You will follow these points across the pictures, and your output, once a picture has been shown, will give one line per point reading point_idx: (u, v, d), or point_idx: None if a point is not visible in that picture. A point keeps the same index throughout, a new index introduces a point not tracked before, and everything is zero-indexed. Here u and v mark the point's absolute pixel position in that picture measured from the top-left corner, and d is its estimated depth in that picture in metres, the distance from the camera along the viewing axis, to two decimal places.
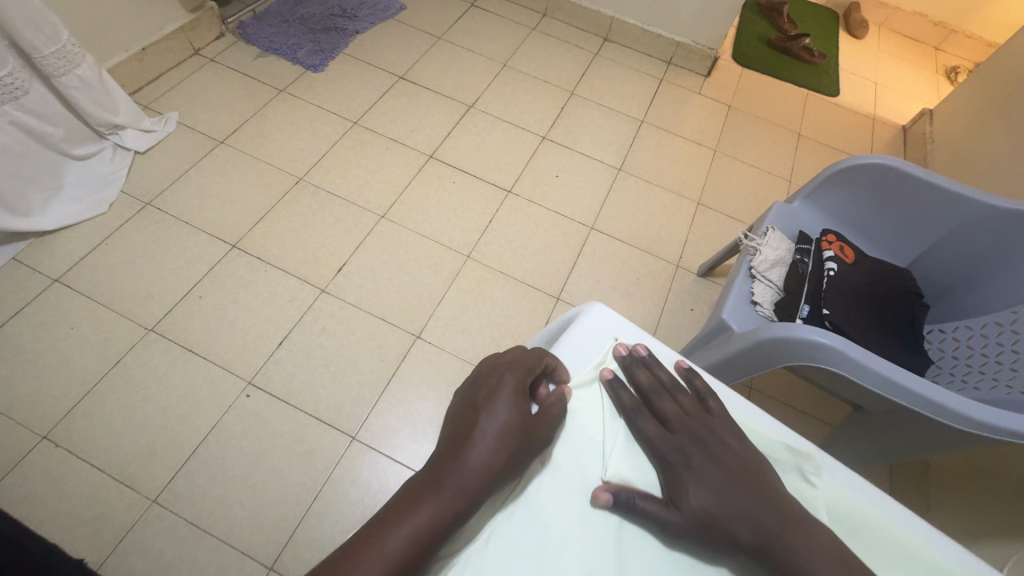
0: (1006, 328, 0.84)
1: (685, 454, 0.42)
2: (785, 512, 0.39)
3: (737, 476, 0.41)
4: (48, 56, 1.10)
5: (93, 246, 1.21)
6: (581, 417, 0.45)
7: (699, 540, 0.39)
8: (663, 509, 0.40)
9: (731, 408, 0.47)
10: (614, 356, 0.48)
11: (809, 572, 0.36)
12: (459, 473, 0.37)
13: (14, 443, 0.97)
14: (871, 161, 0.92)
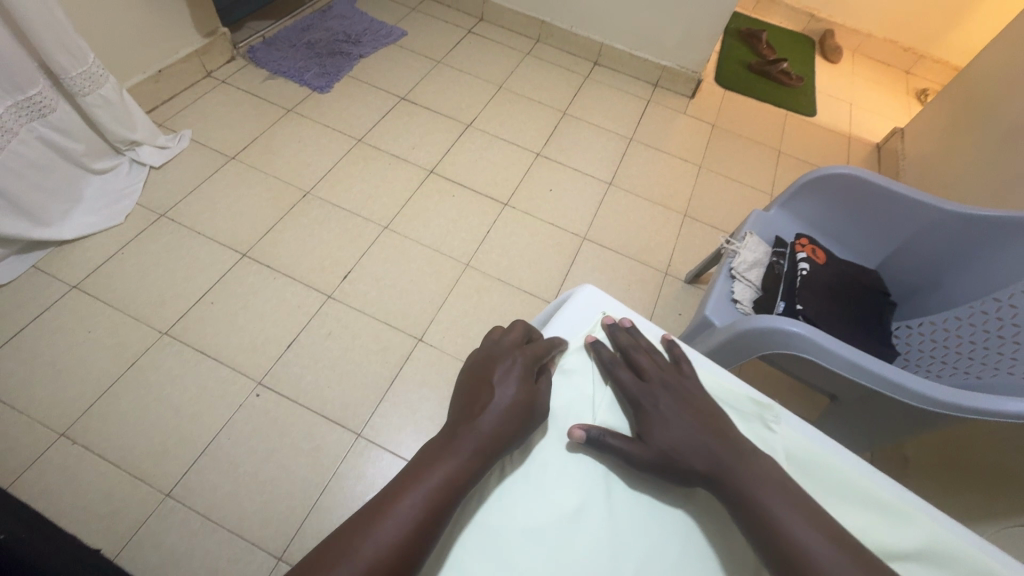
0: (965, 320, 0.92)
1: (654, 397, 0.49)
2: (740, 450, 0.45)
3: (699, 417, 0.48)
4: (75, 77, 1.18)
5: (110, 255, 1.26)
6: (574, 377, 0.54)
7: (660, 469, 0.46)
8: (634, 442, 0.47)
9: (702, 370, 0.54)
10: (602, 325, 0.57)
11: (755, 496, 0.42)
12: (466, 437, 0.44)
13: (32, 440, 1.01)
14: (836, 171, 1.01)
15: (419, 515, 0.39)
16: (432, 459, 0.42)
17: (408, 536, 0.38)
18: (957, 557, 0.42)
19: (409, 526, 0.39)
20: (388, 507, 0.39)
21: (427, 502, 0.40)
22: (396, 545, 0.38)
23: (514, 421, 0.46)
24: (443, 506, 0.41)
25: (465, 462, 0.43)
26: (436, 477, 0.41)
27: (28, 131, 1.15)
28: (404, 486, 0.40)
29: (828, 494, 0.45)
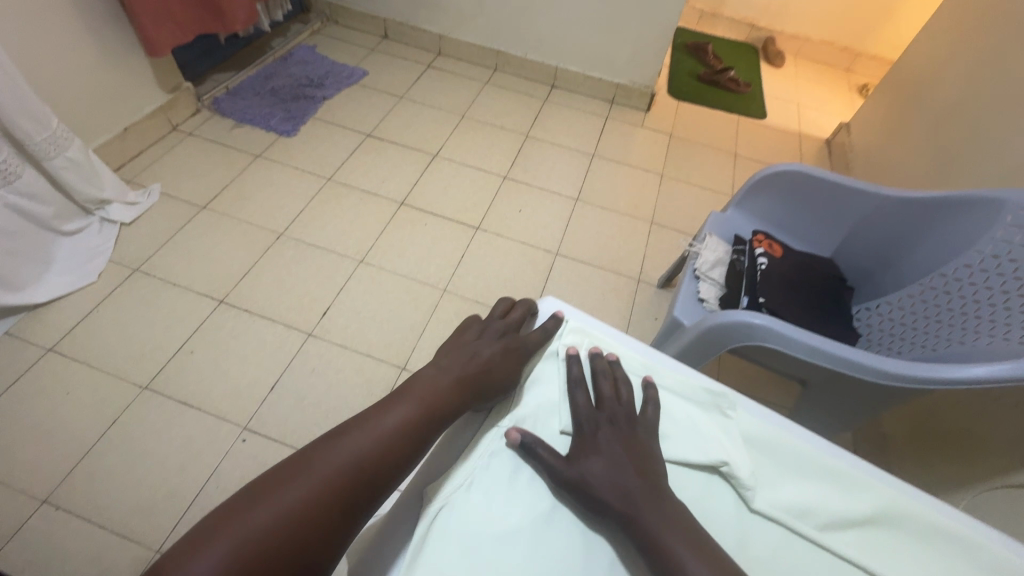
0: (917, 297, 0.97)
1: (596, 426, 0.48)
2: (665, 502, 0.43)
3: (633, 453, 0.46)
4: (40, 142, 1.20)
5: (85, 314, 1.26)
6: (537, 386, 0.52)
7: (577, 497, 0.44)
8: (559, 459, 0.45)
9: (664, 390, 0.50)
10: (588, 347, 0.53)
11: (659, 543, 0.40)
12: (435, 381, 0.50)
13: (14, 509, 0.99)
14: (784, 169, 1.07)
15: (383, 438, 0.45)
16: (402, 397, 0.48)
17: (371, 454, 0.44)
18: (905, 514, 0.43)
19: (374, 444, 0.44)
20: (354, 428, 0.45)
21: (392, 428, 0.45)
22: (359, 455, 0.43)
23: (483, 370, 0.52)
24: (408, 432, 0.46)
25: (433, 400, 0.48)
26: (404, 409, 0.47)
27: None
28: (376, 413, 0.47)
29: (788, 477, 0.45)
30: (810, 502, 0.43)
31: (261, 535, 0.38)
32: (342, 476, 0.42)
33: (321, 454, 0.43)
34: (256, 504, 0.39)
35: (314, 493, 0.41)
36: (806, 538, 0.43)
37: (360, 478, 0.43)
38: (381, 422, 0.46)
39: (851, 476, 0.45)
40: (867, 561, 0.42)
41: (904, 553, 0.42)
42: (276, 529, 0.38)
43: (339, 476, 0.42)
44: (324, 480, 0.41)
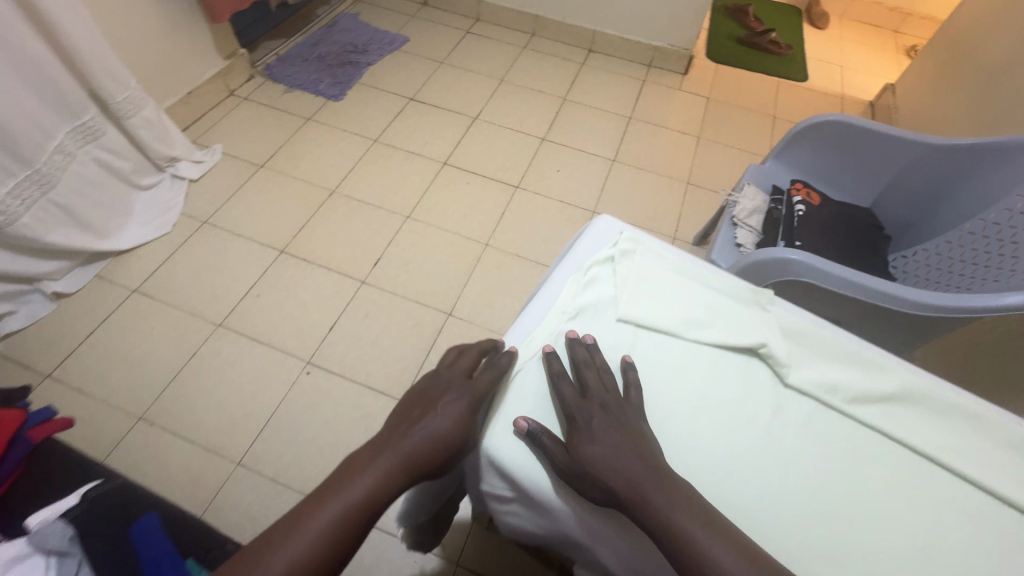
0: (955, 243, 0.99)
1: (589, 415, 0.46)
2: (669, 481, 0.42)
3: (629, 439, 0.45)
4: (121, 102, 1.30)
5: (163, 260, 1.39)
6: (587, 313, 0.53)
7: (581, 484, 0.43)
8: (558, 448, 0.44)
9: (712, 302, 0.54)
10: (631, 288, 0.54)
11: (673, 527, 0.40)
12: (392, 450, 0.46)
13: (116, 424, 1.13)
14: (827, 119, 1.08)
15: (336, 527, 0.42)
16: (354, 473, 0.45)
17: (320, 551, 0.41)
18: (928, 395, 0.49)
19: (323, 540, 0.42)
20: (316, 507, 0.43)
21: (341, 517, 0.43)
22: (306, 558, 0.41)
23: (444, 428, 0.47)
24: (361, 520, 0.43)
25: (386, 479, 0.45)
26: (355, 492, 0.44)
27: (84, 153, 1.27)
28: (323, 500, 0.43)
29: (823, 361, 0.51)
30: (840, 380, 0.49)
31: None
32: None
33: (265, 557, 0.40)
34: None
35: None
36: (837, 409, 0.49)
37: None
38: (329, 513, 0.42)
39: (878, 362, 0.51)
40: (893, 429, 0.47)
41: (927, 425, 0.48)
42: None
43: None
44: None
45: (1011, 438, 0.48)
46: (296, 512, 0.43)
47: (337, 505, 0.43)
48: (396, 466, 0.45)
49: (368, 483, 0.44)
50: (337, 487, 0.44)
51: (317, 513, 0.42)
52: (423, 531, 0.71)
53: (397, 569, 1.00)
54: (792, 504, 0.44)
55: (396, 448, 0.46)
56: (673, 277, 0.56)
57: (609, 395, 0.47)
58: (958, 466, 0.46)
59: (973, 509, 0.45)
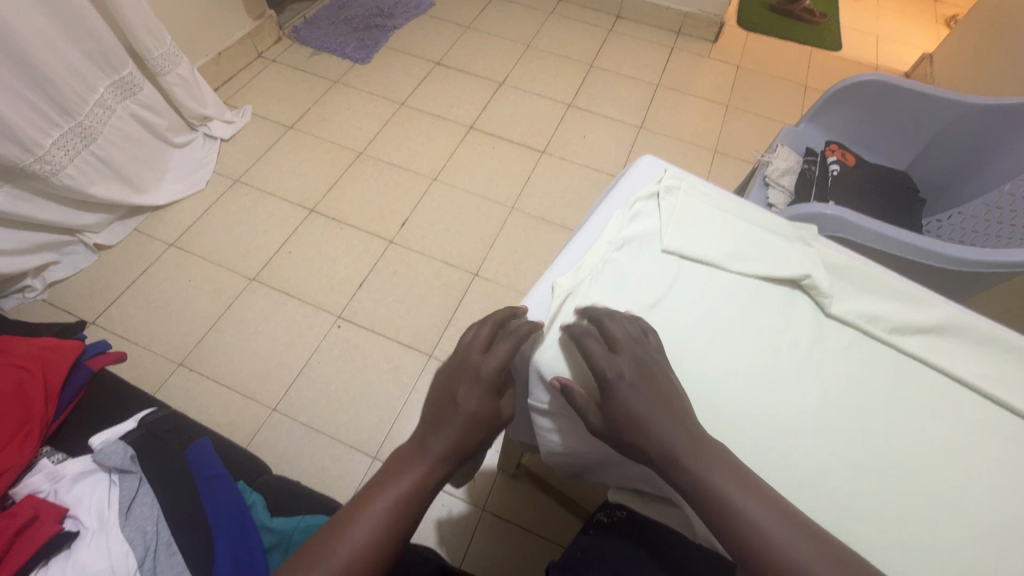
0: (993, 206, 0.97)
1: (618, 372, 0.43)
2: (701, 441, 0.40)
3: (660, 393, 0.42)
4: (157, 57, 1.31)
5: (198, 217, 1.43)
6: (625, 247, 0.54)
7: (611, 439, 0.43)
8: (587, 403, 0.44)
9: (749, 244, 0.55)
10: (672, 227, 0.54)
11: (710, 487, 0.39)
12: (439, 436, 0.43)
13: (158, 369, 1.18)
14: (864, 79, 1.06)
15: (404, 505, 0.41)
16: (406, 459, 0.43)
17: (393, 529, 0.40)
18: (967, 327, 0.50)
19: (394, 518, 0.40)
20: (375, 491, 0.41)
21: (399, 505, 0.41)
22: (381, 535, 0.40)
23: (484, 406, 0.44)
24: (427, 496, 0.42)
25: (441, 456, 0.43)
26: (417, 471, 0.42)
27: (122, 108, 1.30)
28: (388, 480, 0.42)
29: (859, 290, 0.52)
30: (879, 310, 0.50)
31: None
32: (371, 561, 0.39)
33: (341, 537, 0.39)
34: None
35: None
36: (880, 339, 0.50)
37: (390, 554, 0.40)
38: (395, 492, 0.41)
39: (915, 294, 0.52)
40: (935, 358, 0.49)
41: (969, 355, 0.49)
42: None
43: (366, 561, 0.39)
44: (351, 565, 0.38)
45: None
46: (362, 493, 0.42)
47: (403, 483, 0.42)
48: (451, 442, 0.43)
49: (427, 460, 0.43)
50: (399, 467, 0.43)
51: (384, 492, 0.41)
52: None
53: (426, 512, 1.04)
54: (838, 421, 0.46)
55: (443, 427, 0.43)
56: (712, 216, 0.56)
57: (637, 349, 0.45)
58: (994, 392, 0.47)
59: (1010, 433, 0.46)
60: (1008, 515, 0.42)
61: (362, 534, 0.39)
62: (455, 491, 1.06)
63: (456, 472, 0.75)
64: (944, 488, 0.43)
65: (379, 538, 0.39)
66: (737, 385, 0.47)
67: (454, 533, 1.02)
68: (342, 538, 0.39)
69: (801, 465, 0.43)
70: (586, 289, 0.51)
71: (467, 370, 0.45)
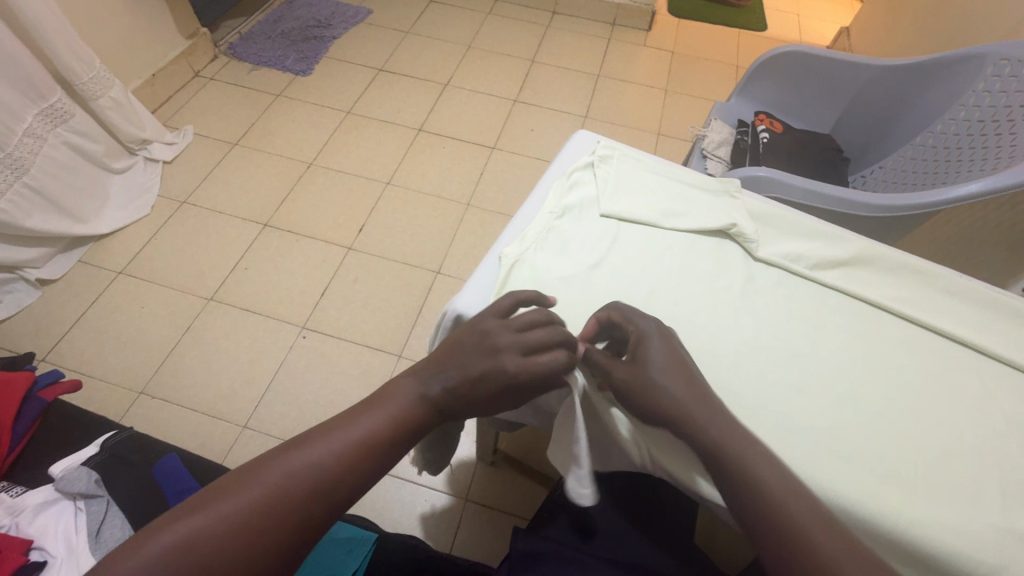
0: (906, 158, 1.06)
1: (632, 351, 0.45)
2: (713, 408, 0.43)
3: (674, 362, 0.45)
4: (87, 82, 1.27)
5: (146, 242, 1.39)
6: (565, 218, 0.56)
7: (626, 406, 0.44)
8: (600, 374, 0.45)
9: (683, 205, 0.58)
10: (610, 196, 0.57)
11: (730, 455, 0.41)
12: (429, 387, 0.45)
13: (117, 400, 1.14)
14: (782, 51, 1.13)
15: (358, 444, 0.42)
16: (386, 399, 0.45)
17: (339, 465, 0.41)
18: (880, 256, 0.55)
19: (340, 454, 0.42)
20: (349, 422, 0.43)
21: (368, 438, 0.42)
22: (332, 464, 0.41)
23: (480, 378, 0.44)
24: (383, 444, 0.43)
25: (419, 400, 0.45)
26: (380, 416, 0.44)
27: (55, 137, 1.25)
28: (352, 417, 0.44)
29: (784, 235, 0.57)
30: (800, 250, 0.55)
31: (226, 539, 0.37)
32: (318, 482, 0.40)
33: (297, 452, 0.41)
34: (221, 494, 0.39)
35: (282, 495, 0.39)
36: (804, 276, 0.54)
37: (330, 489, 0.41)
38: (351, 430, 0.43)
39: (831, 232, 0.56)
40: (851, 286, 0.53)
41: (881, 280, 0.54)
42: (244, 533, 0.37)
43: (313, 480, 0.40)
44: (305, 478, 0.40)
45: (949, 284, 0.54)
46: (326, 423, 0.44)
47: (363, 422, 0.43)
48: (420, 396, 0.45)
49: (394, 407, 0.44)
50: (368, 407, 0.44)
51: (344, 428, 0.43)
52: (432, 449, 0.73)
53: (409, 510, 1.05)
54: (768, 349, 0.50)
55: (437, 380, 0.45)
56: (646, 181, 0.60)
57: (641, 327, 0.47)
58: (906, 310, 0.52)
59: (921, 343, 0.51)
60: (928, 416, 0.46)
61: (309, 458, 0.41)
62: (436, 485, 1.07)
63: (429, 458, 0.75)
64: (864, 398, 0.47)
65: (322, 468, 0.41)
66: (679, 327, 0.50)
67: (438, 527, 1.03)
68: (290, 457, 0.41)
69: (744, 394, 0.47)
70: (532, 256, 0.54)
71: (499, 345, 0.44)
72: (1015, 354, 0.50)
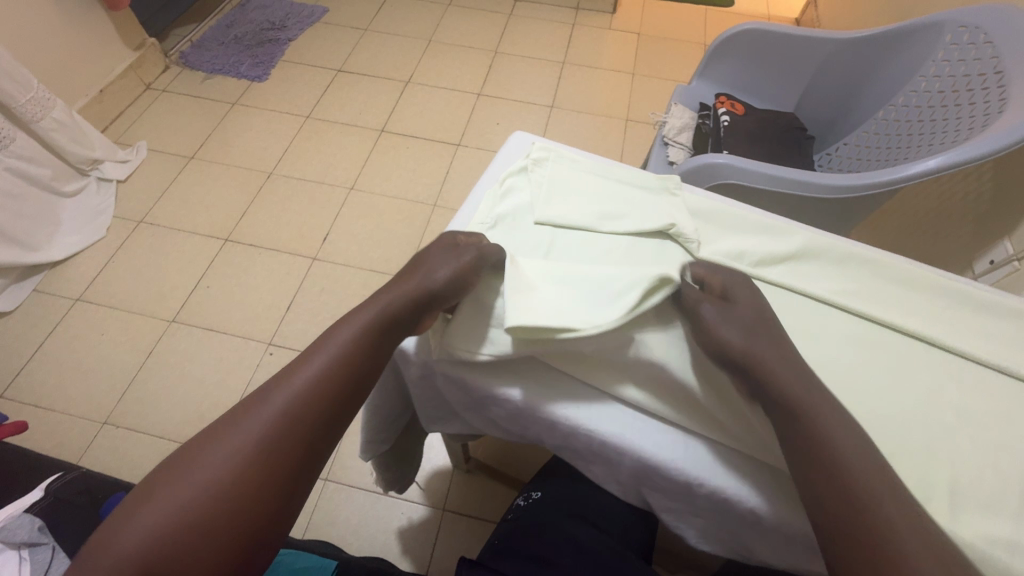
0: (869, 133, 1.03)
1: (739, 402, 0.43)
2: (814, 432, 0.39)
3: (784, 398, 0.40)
4: (26, 104, 1.22)
5: (103, 265, 1.35)
6: (496, 228, 0.54)
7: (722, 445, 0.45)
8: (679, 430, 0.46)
9: (624, 204, 0.56)
10: (543, 200, 0.55)
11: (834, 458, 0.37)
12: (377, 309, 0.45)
13: (80, 432, 1.11)
14: (740, 29, 1.10)
15: (288, 413, 0.40)
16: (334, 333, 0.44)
17: (274, 438, 0.39)
18: (826, 249, 0.53)
19: (272, 427, 0.40)
20: (303, 363, 0.43)
21: (323, 373, 0.42)
22: (293, 408, 0.40)
23: (395, 310, 0.46)
24: (315, 403, 0.41)
25: (365, 335, 0.44)
26: (303, 378, 0.41)
27: None
28: (306, 358, 0.43)
29: (726, 231, 0.55)
30: (745, 247, 0.54)
31: (186, 523, 0.36)
32: (285, 428, 0.40)
33: (258, 407, 0.40)
34: (152, 500, 0.36)
35: (250, 454, 0.39)
36: (749, 274, 0.52)
37: (270, 466, 0.39)
38: (276, 401, 0.41)
39: (777, 227, 0.55)
40: (798, 283, 0.52)
41: (828, 275, 0.53)
42: (205, 512, 0.36)
43: (281, 428, 0.40)
44: (271, 429, 0.39)
45: (899, 276, 0.52)
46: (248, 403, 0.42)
47: (288, 390, 0.41)
48: (345, 347, 0.43)
49: (317, 365, 0.42)
50: (300, 362, 0.43)
51: (268, 402, 0.41)
52: (391, 469, 0.70)
53: (386, 524, 1.03)
54: None
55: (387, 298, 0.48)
56: (583, 181, 0.58)
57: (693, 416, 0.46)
58: (855, 305, 0.50)
59: (872, 338, 0.49)
60: (878, 416, 0.44)
61: (236, 441, 0.39)
62: (412, 497, 1.05)
63: (390, 478, 0.72)
64: None
65: (254, 447, 0.39)
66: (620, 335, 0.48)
67: (417, 540, 1.01)
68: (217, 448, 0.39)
69: (728, 332, 0.43)
70: None
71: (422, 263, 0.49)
72: (968, 344, 0.48)
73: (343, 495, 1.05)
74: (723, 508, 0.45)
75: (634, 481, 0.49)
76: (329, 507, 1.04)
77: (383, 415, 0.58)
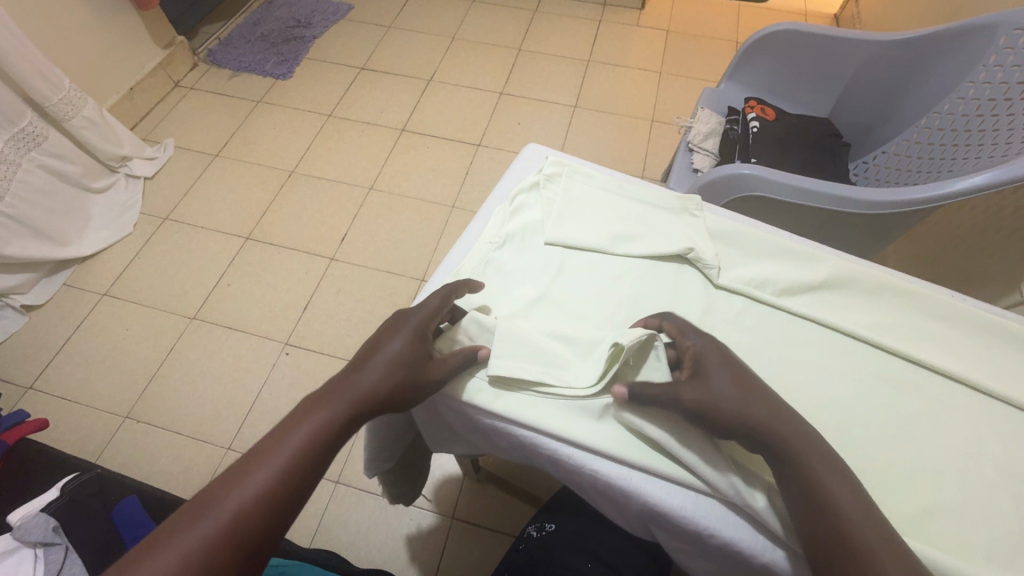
0: (912, 141, 0.97)
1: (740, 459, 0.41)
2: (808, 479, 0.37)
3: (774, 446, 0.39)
4: (58, 103, 1.25)
5: (129, 261, 1.38)
6: (505, 248, 0.52)
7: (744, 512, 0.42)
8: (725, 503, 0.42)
9: (640, 228, 0.53)
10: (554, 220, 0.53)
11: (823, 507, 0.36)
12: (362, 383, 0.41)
13: (103, 426, 1.14)
14: (773, 30, 1.04)
15: (255, 502, 0.36)
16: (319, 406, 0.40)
17: (226, 540, 0.34)
18: (857, 278, 0.50)
19: (235, 521, 0.35)
20: (285, 437, 0.39)
21: (309, 449, 0.38)
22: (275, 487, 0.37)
23: (372, 388, 0.41)
24: (310, 469, 0.38)
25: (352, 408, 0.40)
26: (294, 446, 0.38)
27: (29, 161, 1.23)
28: (285, 431, 0.39)
29: (746, 257, 0.52)
30: (769, 274, 0.50)
31: None
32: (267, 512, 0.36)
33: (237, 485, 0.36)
34: None
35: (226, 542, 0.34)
36: (770, 303, 0.49)
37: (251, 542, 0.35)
38: (257, 479, 0.36)
39: (804, 253, 0.51)
40: (825, 316, 0.48)
41: (858, 307, 0.49)
42: None
43: (262, 510, 0.36)
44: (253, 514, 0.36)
45: (936, 309, 0.49)
46: (233, 467, 0.37)
47: (282, 453, 0.38)
48: (320, 426, 0.39)
49: (297, 441, 0.38)
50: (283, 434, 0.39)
51: (235, 487, 0.36)
52: (396, 485, 0.68)
53: (395, 530, 1.03)
54: None
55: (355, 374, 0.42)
56: (599, 200, 0.55)
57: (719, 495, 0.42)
58: (886, 340, 0.46)
59: (902, 380, 0.45)
60: (909, 469, 0.41)
61: (222, 520, 0.35)
62: (421, 504, 1.05)
63: (396, 492, 0.71)
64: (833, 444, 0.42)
65: (226, 536, 0.34)
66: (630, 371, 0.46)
67: (424, 548, 1.01)
68: (167, 546, 0.34)
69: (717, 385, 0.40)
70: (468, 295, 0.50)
71: (402, 326, 0.44)
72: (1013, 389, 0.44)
73: (353, 499, 1.06)
74: (735, 560, 0.42)
75: (643, 520, 0.47)
76: (339, 511, 1.04)
77: (387, 435, 0.57)
